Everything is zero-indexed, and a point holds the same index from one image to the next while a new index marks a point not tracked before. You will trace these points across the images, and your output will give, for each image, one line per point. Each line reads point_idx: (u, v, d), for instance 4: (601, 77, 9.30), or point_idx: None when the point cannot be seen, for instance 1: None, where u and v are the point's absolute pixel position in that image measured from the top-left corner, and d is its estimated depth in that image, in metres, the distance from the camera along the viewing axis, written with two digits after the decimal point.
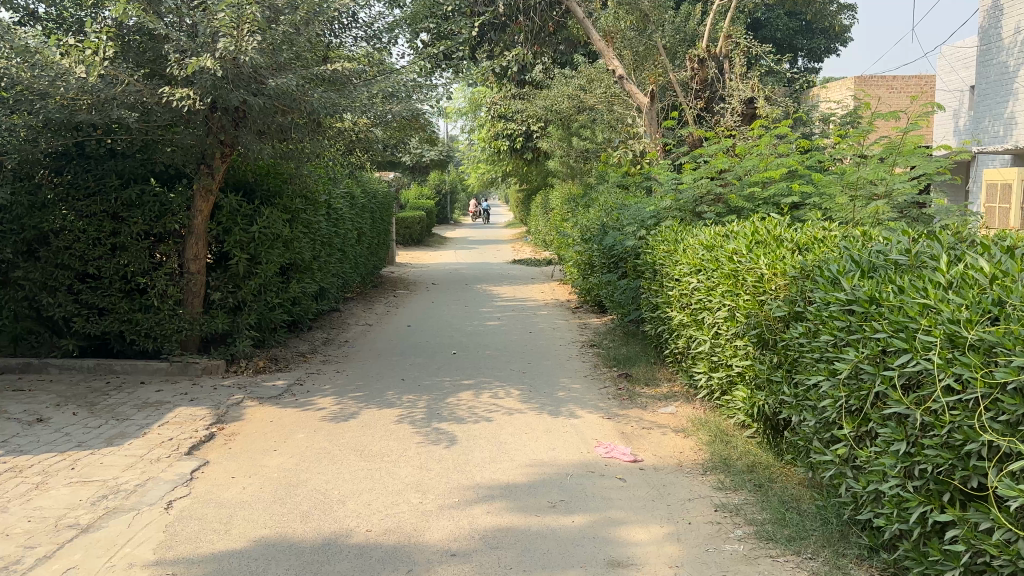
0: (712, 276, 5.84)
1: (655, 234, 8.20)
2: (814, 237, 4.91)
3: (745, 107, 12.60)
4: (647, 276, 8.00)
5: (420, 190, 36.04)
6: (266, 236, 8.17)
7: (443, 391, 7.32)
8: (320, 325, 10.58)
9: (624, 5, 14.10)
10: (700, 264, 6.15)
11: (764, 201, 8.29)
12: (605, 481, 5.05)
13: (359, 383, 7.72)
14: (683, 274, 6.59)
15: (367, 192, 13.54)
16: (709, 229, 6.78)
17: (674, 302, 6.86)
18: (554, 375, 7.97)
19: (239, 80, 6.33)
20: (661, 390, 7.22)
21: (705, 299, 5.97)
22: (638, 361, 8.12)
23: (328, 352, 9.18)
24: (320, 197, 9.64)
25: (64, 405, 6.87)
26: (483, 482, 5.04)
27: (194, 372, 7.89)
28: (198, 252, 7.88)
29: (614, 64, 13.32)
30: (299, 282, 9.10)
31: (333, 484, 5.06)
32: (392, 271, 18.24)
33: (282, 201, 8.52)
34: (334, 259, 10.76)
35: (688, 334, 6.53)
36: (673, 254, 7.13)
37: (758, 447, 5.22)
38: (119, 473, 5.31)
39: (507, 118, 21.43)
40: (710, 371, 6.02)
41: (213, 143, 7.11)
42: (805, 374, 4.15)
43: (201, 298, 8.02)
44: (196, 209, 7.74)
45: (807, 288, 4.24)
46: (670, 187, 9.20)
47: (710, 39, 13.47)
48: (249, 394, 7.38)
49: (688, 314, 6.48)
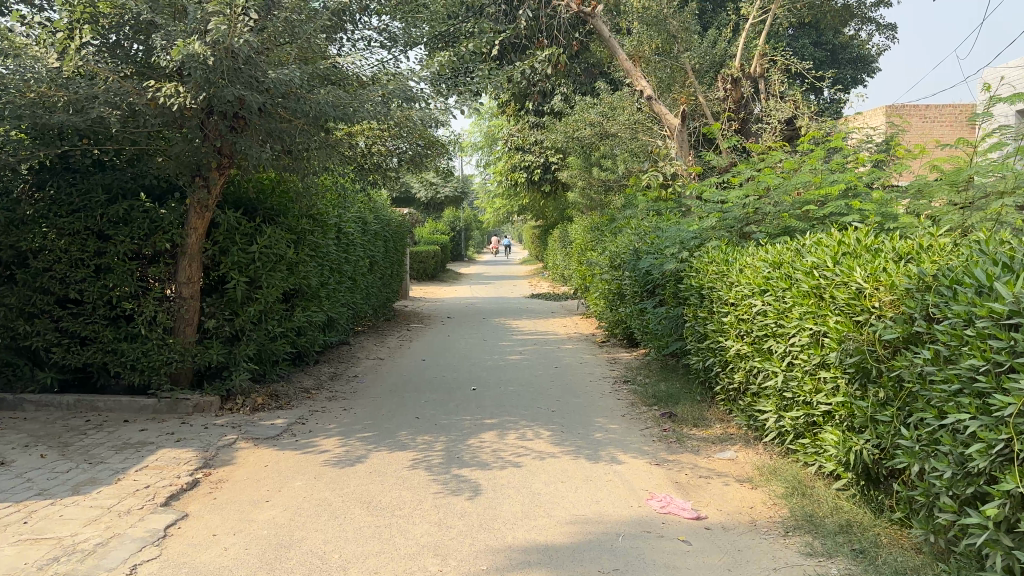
0: (783, 297, 5.01)
1: (700, 255, 7.35)
2: (919, 245, 4.13)
3: (783, 128, 11.77)
4: (691, 302, 7.13)
5: (433, 226, 35.41)
6: (268, 256, 7.34)
7: (463, 432, 6.41)
8: (327, 359, 9.72)
9: (651, 26, 13.45)
10: (765, 283, 5.30)
11: (820, 220, 7.43)
12: (665, 543, 4.12)
13: (368, 422, 6.83)
14: (742, 296, 5.75)
15: (381, 219, 12.80)
16: (770, 248, 5.96)
17: (729, 330, 6.00)
18: (587, 414, 7.04)
19: (237, 80, 5.58)
20: (713, 431, 6.28)
21: (773, 325, 5.13)
22: (682, 399, 7.18)
23: (335, 388, 8.31)
24: (329, 219, 8.86)
25: (33, 446, 6.02)
26: (516, 543, 4.12)
27: (185, 410, 7.04)
28: (191, 275, 7.07)
29: (641, 84, 12.60)
30: (304, 310, 8.27)
31: (334, 545, 4.16)
32: (405, 305, 17.42)
33: (287, 220, 7.72)
34: (343, 288, 9.95)
35: (749, 366, 5.68)
36: (726, 276, 6.28)
37: (850, 501, 4.31)
38: (79, 529, 4.42)
39: (524, 149, 20.77)
40: (780, 410, 5.15)
41: (209, 153, 6.41)
42: (934, 413, 3.33)
43: (195, 326, 7.18)
44: (190, 226, 6.95)
45: (931, 303, 3.44)
46: (712, 208, 8.38)
47: (742, 59, 12.77)
48: (243, 434, 6.51)
49: (749, 343, 5.62)
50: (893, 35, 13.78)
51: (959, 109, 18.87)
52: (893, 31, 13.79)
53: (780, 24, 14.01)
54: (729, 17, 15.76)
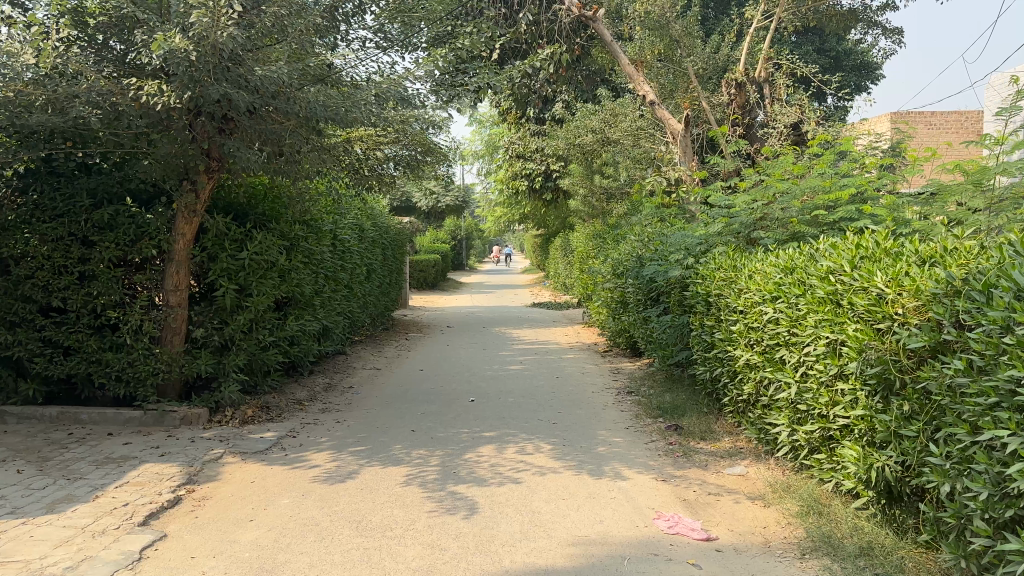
0: (797, 304, 4.76)
1: (706, 261, 7.10)
2: (943, 248, 3.88)
3: (789, 133, 11.53)
4: (697, 309, 6.87)
5: (434, 234, 35.19)
6: (258, 263, 7.08)
7: (460, 445, 6.13)
8: (322, 369, 9.46)
9: (653, 30, 13.23)
10: (776, 290, 5.06)
11: (831, 226, 7.18)
12: (673, 566, 3.85)
13: (361, 435, 6.56)
14: (752, 304, 5.50)
15: (379, 226, 12.57)
16: (781, 253, 5.72)
17: (738, 339, 5.75)
18: (590, 427, 6.77)
19: (226, 78, 5.42)
20: (722, 446, 6.01)
21: (785, 334, 4.87)
22: (688, 411, 6.91)
23: (329, 399, 8.04)
24: (324, 226, 8.61)
25: (10, 461, 5.76)
26: (514, 567, 3.85)
27: (172, 423, 6.77)
28: (179, 282, 6.80)
29: (643, 89, 12.38)
30: (297, 319, 8.02)
31: (319, 569, 3.88)
32: (405, 314, 17.17)
33: (279, 226, 7.48)
34: (339, 296, 9.70)
35: (760, 377, 5.42)
36: (733, 282, 6.04)
37: (871, 521, 4.04)
38: (49, 551, 4.15)
39: (525, 157, 20.54)
40: (794, 423, 4.89)
41: (197, 155, 6.18)
42: (966, 428, 3.07)
43: (182, 335, 6.91)
44: (178, 231, 6.69)
45: (961, 309, 3.20)
46: (718, 213, 8.13)
47: (746, 63, 12.54)
48: (231, 448, 6.24)
49: (760, 352, 5.37)
50: (899, 39, 13.54)
51: (965, 116, 18.63)
52: (900, 35, 13.55)
53: (784, 28, 13.80)
54: (732, 23, 15.55)
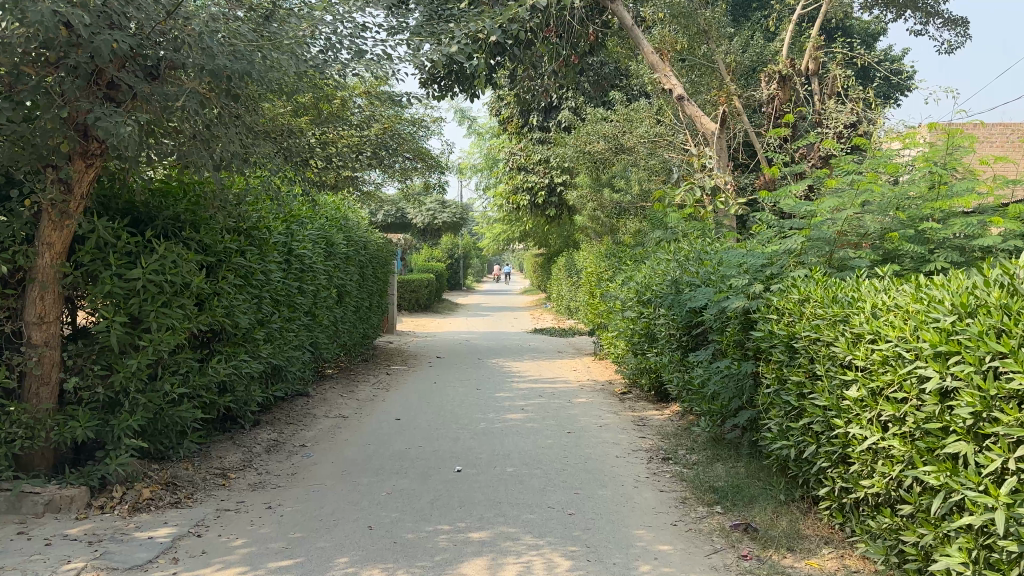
0: (998, 369, 2.87)
1: (780, 288, 5.17)
2: None
3: (844, 134, 9.63)
4: (771, 357, 4.93)
5: (429, 251, 33.29)
6: (163, 286, 5.05)
7: (436, 561, 4.11)
8: (271, 419, 7.46)
9: (679, 18, 11.47)
10: (949, 342, 3.16)
11: (940, 245, 5.65)
12: None
13: (298, 535, 4.55)
14: (887, 359, 3.59)
15: (357, 241, 10.67)
16: (922, 283, 3.84)
17: (855, 409, 3.85)
18: (623, 522, 4.75)
19: (93, 12, 3.99)
20: (825, 568, 4.02)
21: (970, 417, 2.99)
22: (759, 501, 4.91)
23: (270, 467, 6.05)
24: (272, 237, 6.62)
25: None
26: None
27: (31, 510, 4.72)
28: (45, 312, 4.80)
29: (668, 78, 10.57)
30: (230, 359, 6.06)
31: None
32: (391, 341, 15.18)
33: (202, 236, 5.52)
34: (298, 326, 7.74)
35: (902, 474, 3.51)
36: (842, 323, 4.13)
37: None
38: None
39: (528, 168, 18.73)
40: (983, 566, 2.96)
41: (61, 129, 4.25)
42: None
43: (53, 387, 4.90)
44: (42, 240, 4.71)
45: None
46: (785, 223, 6.19)
47: (789, 54, 10.72)
48: (98, 559, 4.18)
49: (906, 437, 3.47)
50: (963, 31, 11.72)
51: (1013, 128, 16.81)
52: (964, 27, 11.71)
53: (830, 16, 11.96)
54: (764, 16, 13.79)
